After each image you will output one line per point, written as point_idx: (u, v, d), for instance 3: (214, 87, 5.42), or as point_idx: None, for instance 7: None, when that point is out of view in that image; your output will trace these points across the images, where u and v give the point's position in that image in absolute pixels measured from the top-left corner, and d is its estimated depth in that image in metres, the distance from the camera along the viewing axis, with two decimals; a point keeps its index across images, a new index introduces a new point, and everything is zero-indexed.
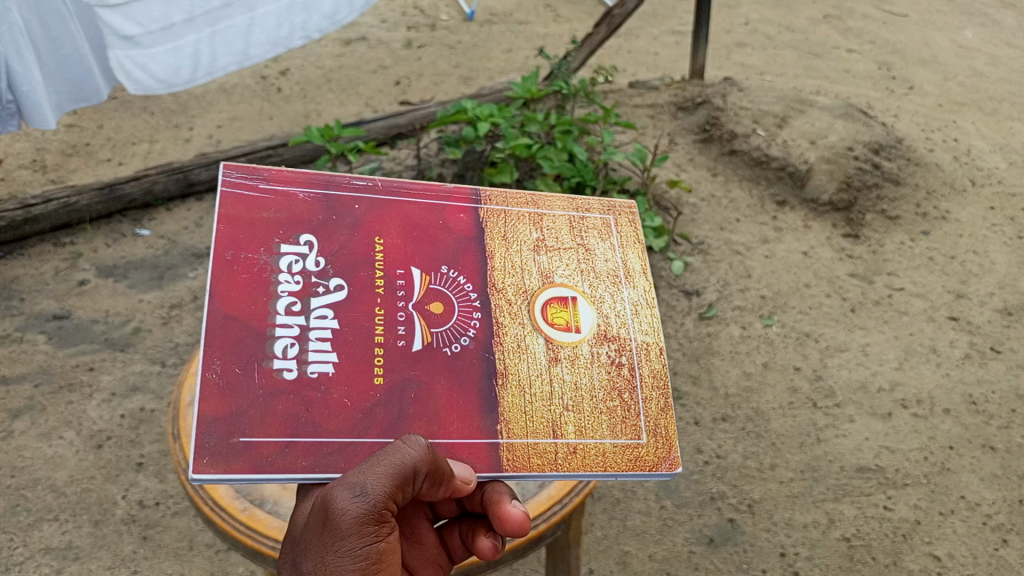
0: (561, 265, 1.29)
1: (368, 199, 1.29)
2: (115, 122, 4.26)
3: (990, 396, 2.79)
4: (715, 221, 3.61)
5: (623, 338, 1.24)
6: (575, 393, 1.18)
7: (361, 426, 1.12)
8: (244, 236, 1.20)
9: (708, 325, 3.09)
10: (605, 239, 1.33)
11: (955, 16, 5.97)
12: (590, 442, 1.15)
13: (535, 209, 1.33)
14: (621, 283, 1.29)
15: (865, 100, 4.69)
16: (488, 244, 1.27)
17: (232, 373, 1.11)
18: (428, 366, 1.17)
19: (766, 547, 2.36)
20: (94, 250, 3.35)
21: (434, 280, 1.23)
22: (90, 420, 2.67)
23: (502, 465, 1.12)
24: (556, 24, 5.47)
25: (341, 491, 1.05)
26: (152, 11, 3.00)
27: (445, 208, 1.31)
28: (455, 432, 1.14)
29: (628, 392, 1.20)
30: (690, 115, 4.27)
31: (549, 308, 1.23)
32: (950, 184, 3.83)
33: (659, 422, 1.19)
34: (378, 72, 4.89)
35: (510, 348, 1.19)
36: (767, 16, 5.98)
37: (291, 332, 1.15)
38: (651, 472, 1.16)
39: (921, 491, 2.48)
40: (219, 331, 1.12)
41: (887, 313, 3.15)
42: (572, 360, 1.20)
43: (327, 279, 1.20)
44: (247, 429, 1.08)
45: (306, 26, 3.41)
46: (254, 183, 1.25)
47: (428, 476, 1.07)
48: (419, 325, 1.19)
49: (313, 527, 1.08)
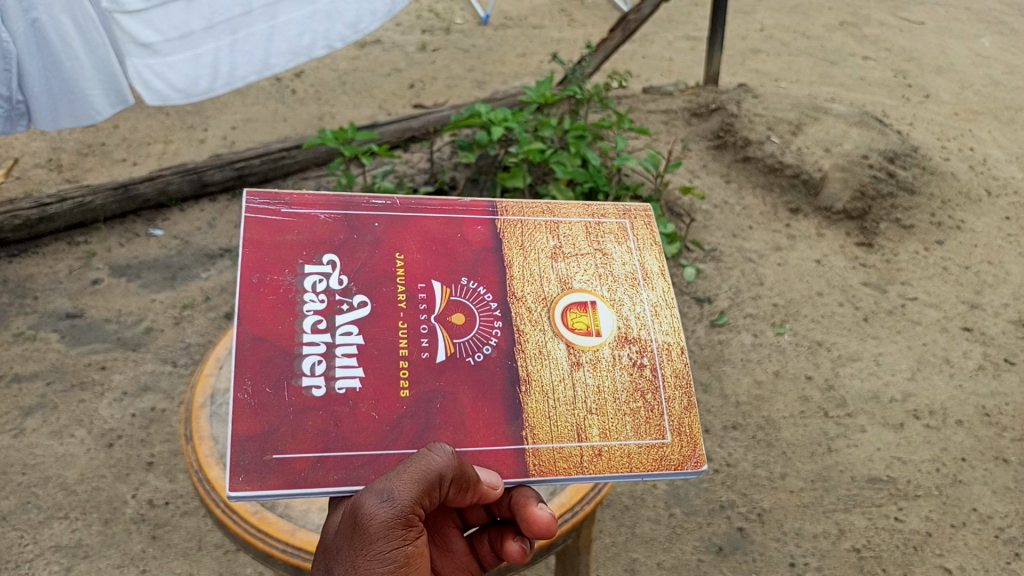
0: (580, 270, 1.28)
1: (387, 216, 1.30)
2: (130, 123, 4.29)
3: (1004, 408, 2.77)
4: (728, 228, 3.60)
5: (644, 339, 1.23)
6: (598, 396, 1.17)
7: (389, 439, 1.12)
8: (269, 259, 1.22)
9: (720, 332, 3.07)
10: (622, 242, 1.33)
11: (972, 24, 5.93)
12: (615, 444, 1.14)
13: (550, 217, 1.33)
14: (640, 285, 1.29)
15: (881, 108, 4.67)
16: (505, 254, 1.28)
17: (263, 393, 1.13)
18: (453, 376, 1.17)
19: (776, 556, 2.34)
20: (108, 249, 3.38)
21: (454, 292, 1.23)
22: (101, 419, 2.68)
23: (528, 470, 1.12)
24: (571, 28, 5.47)
25: (369, 497, 1.05)
26: (172, 18, 3.04)
27: (463, 221, 1.31)
28: (482, 440, 1.14)
29: (651, 392, 1.19)
30: (704, 121, 4.27)
31: (569, 313, 1.23)
32: (966, 193, 3.81)
33: (683, 421, 1.17)
34: (392, 76, 4.91)
35: (532, 355, 1.19)
36: (783, 23, 5.97)
37: (317, 350, 1.16)
38: (676, 472, 1.14)
39: (933, 503, 2.45)
40: (248, 353, 1.15)
41: (900, 323, 3.13)
42: (593, 364, 1.19)
43: (351, 296, 1.21)
44: (279, 446, 1.09)
45: (328, 35, 3.41)
46: (276, 207, 1.27)
47: (454, 482, 1.07)
48: (442, 336, 1.19)
49: (343, 533, 1.08)
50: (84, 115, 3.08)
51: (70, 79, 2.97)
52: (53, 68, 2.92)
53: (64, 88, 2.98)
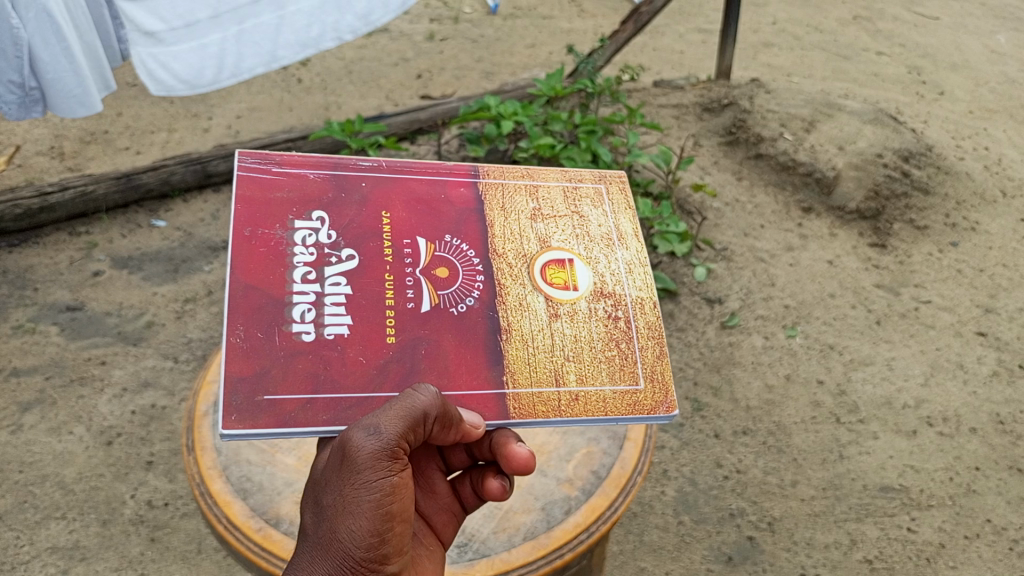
0: (558, 231, 1.33)
1: (374, 177, 1.33)
2: (134, 110, 4.24)
3: (1018, 416, 2.71)
4: (739, 226, 3.54)
5: (618, 294, 1.28)
6: (575, 344, 1.22)
7: (375, 381, 1.15)
8: (261, 215, 1.24)
9: (731, 334, 3.02)
10: (597, 207, 1.38)
11: (988, 19, 5.85)
12: (592, 389, 1.19)
13: (530, 181, 1.37)
14: (614, 245, 1.33)
15: (895, 105, 4.60)
16: (488, 215, 1.31)
17: (256, 337, 1.15)
18: (436, 325, 1.20)
19: (786, 566, 2.30)
20: (109, 240, 3.33)
21: (438, 248, 1.26)
22: (100, 415, 2.64)
23: (509, 413, 1.16)
24: (581, 19, 5.40)
25: (356, 432, 1.06)
26: (177, 6, 2.99)
27: (445, 183, 1.35)
28: (465, 383, 1.17)
29: (625, 341, 1.23)
30: (716, 117, 4.21)
31: (547, 270, 1.27)
32: (981, 194, 3.75)
33: (656, 368, 1.22)
34: (399, 65, 4.84)
35: (512, 307, 1.23)
36: (796, 16, 5.88)
37: (308, 298, 1.19)
38: (650, 415, 1.19)
39: (946, 513, 2.41)
40: (241, 300, 1.17)
41: (913, 326, 3.08)
42: (570, 316, 1.24)
43: (339, 250, 1.24)
44: (271, 387, 1.11)
45: (338, 27, 3.34)
46: (267, 167, 1.29)
47: (438, 420, 1.09)
48: (427, 288, 1.23)
49: (332, 465, 1.08)
50: (72, 103, 2.98)
51: (57, 65, 2.86)
52: (65, 53, 2.86)
53: (51, 74, 2.88)
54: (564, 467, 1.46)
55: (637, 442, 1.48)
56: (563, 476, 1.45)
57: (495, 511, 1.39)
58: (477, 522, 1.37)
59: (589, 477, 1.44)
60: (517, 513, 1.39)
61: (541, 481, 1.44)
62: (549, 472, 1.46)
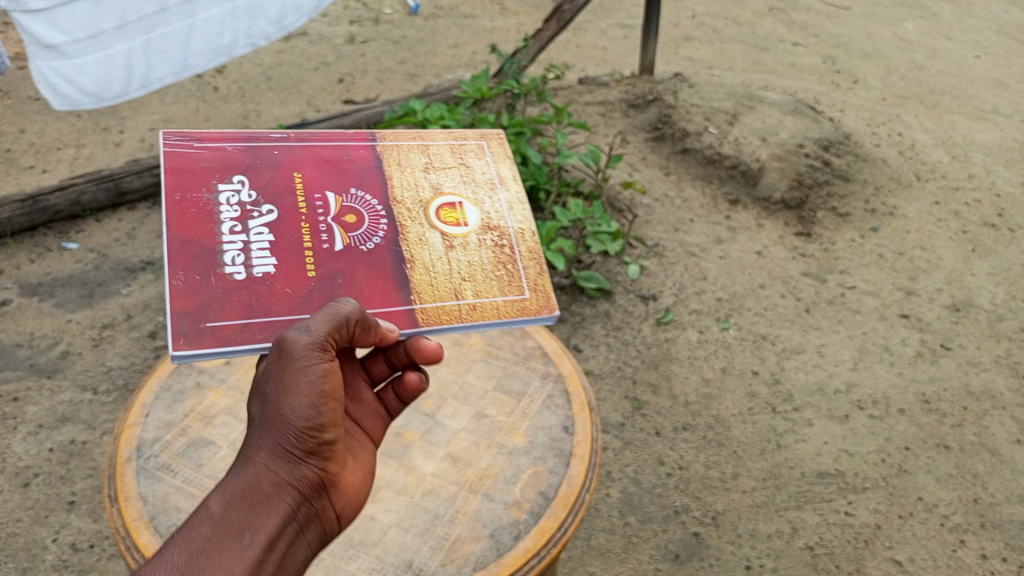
0: (448, 179, 1.41)
1: (285, 145, 1.39)
2: (38, 126, 4.03)
3: (943, 394, 2.81)
4: (669, 221, 3.57)
5: (504, 228, 1.36)
6: (470, 267, 1.30)
7: (302, 308, 1.22)
8: (187, 181, 1.29)
9: (666, 330, 3.04)
10: (481, 157, 1.46)
11: (895, 8, 6.06)
12: (487, 300, 1.26)
13: (420, 140, 1.46)
14: (497, 187, 1.42)
15: (812, 95, 4.71)
16: (387, 169, 1.39)
17: (194, 279, 1.21)
18: (349, 260, 1.28)
19: (732, 560, 2.31)
20: (17, 266, 3.16)
21: (347, 199, 1.33)
22: (14, 455, 2.49)
23: (417, 324, 1.24)
24: (503, 17, 5.38)
25: (290, 330, 1.12)
26: (77, 17, 2.81)
27: (349, 147, 1.42)
28: (378, 304, 1.25)
29: (511, 263, 1.31)
30: (641, 113, 4.25)
31: (442, 211, 1.36)
32: (897, 179, 3.88)
33: (539, 280, 1.30)
34: (320, 70, 4.73)
35: (413, 242, 1.31)
36: (714, 9, 5.97)
37: (236, 245, 1.25)
38: (535, 318, 1.27)
39: (880, 495, 2.47)
40: (176, 250, 1.22)
41: (840, 312, 3.15)
42: (464, 246, 1.32)
43: (260, 206, 1.30)
44: (212, 316, 1.17)
45: (250, 33, 3.22)
46: (189, 142, 1.33)
47: (360, 322, 1.15)
48: (340, 231, 1.30)
49: (271, 360, 1.13)
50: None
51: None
52: None
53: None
54: (511, 489, 1.43)
55: (583, 458, 1.48)
56: (510, 500, 1.41)
57: (443, 542, 1.35)
58: (425, 555, 1.33)
59: (537, 498, 1.41)
60: (465, 542, 1.34)
61: (488, 506, 1.40)
62: (496, 496, 1.42)
